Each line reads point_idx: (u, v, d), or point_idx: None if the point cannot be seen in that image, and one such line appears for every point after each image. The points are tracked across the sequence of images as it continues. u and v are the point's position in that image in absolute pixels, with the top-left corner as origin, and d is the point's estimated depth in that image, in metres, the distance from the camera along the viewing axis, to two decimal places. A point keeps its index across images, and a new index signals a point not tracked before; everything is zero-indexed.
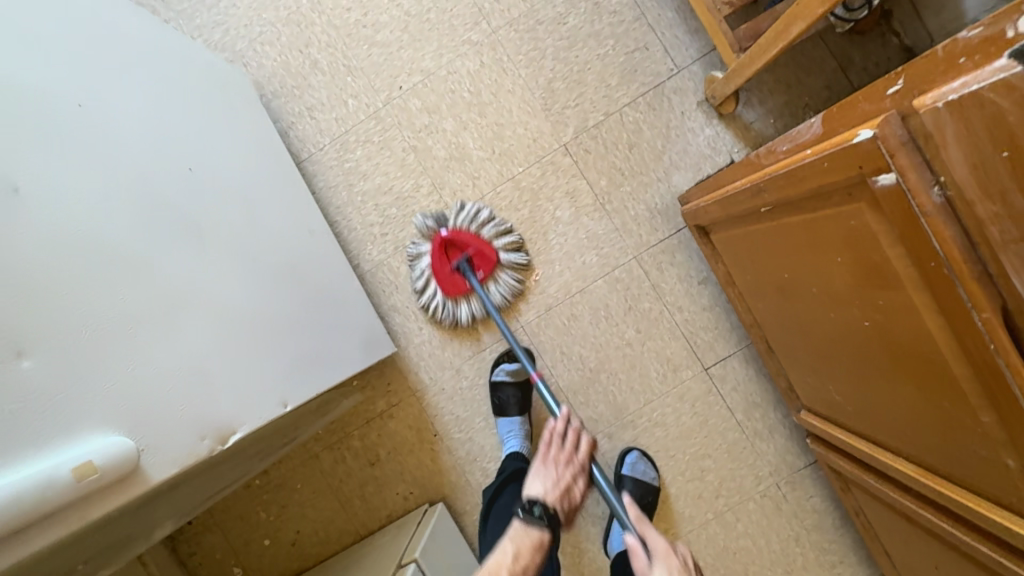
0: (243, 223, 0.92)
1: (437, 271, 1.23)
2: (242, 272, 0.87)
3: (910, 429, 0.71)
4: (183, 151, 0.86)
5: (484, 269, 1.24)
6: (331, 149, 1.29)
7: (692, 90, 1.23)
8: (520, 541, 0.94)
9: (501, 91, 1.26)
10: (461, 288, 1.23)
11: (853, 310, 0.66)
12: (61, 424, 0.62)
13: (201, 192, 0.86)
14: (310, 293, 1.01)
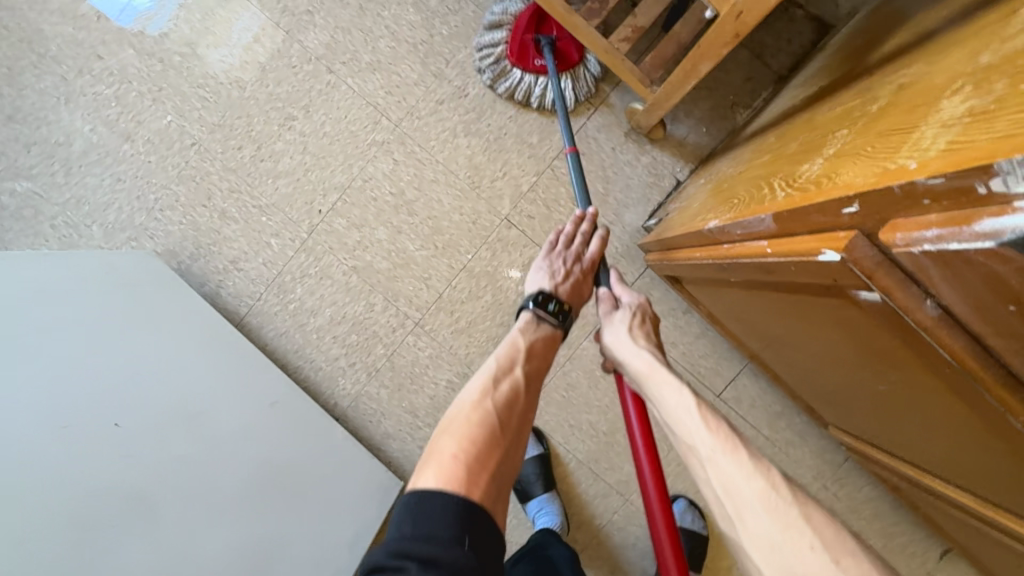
0: (197, 452, 0.86)
1: (522, 50, 1.13)
2: (211, 519, 0.83)
3: (956, 469, 0.65)
4: (101, 408, 0.78)
5: (564, 55, 1.13)
6: (270, 295, 1.21)
7: (616, 123, 1.17)
8: (531, 336, 0.79)
9: (424, 183, 1.19)
10: (533, 60, 1.13)
11: (863, 375, 0.60)
12: None
13: (139, 452, 0.79)
14: (290, 484, 0.95)
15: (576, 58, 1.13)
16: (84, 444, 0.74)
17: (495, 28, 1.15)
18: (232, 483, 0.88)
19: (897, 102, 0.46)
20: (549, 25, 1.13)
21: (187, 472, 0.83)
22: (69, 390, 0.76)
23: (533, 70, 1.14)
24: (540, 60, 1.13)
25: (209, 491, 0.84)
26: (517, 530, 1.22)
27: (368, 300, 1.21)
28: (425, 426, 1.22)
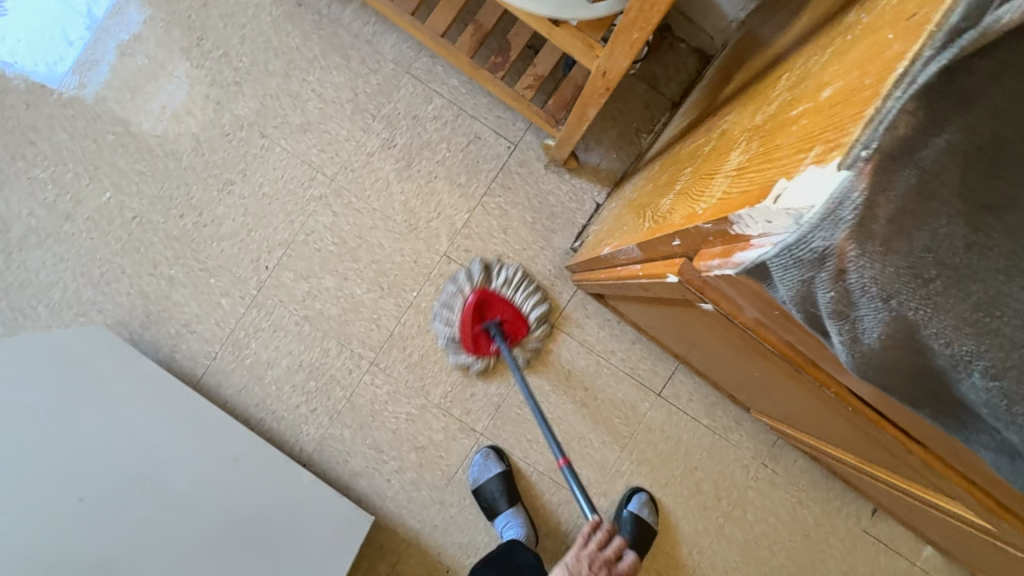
0: (162, 517, 0.90)
1: (466, 331, 1.22)
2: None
3: (834, 435, 0.76)
4: (57, 488, 0.84)
5: (513, 336, 1.26)
6: (225, 353, 1.25)
7: (535, 157, 1.28)
8: None
9: (365, 230, 1.27)
10: (487, 349, 1.25)
11: (742, 366, 0.71)
12: None
13: (93, 529, 0.84)
14: (255, 535, 0.97)
15: (522, 334, 1.26)
16: (42, 529, 0.80)
17: (456, 294, 1.24)
18: (202, 540, 0.92)
19: (718, 147, 0.58)
20: (492, 308, 1.24)
21: (153, 539, 0.88)
22: (26, 480, 0.82)
23: (489, 355, 1.26)
24: (493, 346, 1.24)
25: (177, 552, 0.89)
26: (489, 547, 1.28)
27: (323, 346, 1.26)
28: (391, 460, 1.27)
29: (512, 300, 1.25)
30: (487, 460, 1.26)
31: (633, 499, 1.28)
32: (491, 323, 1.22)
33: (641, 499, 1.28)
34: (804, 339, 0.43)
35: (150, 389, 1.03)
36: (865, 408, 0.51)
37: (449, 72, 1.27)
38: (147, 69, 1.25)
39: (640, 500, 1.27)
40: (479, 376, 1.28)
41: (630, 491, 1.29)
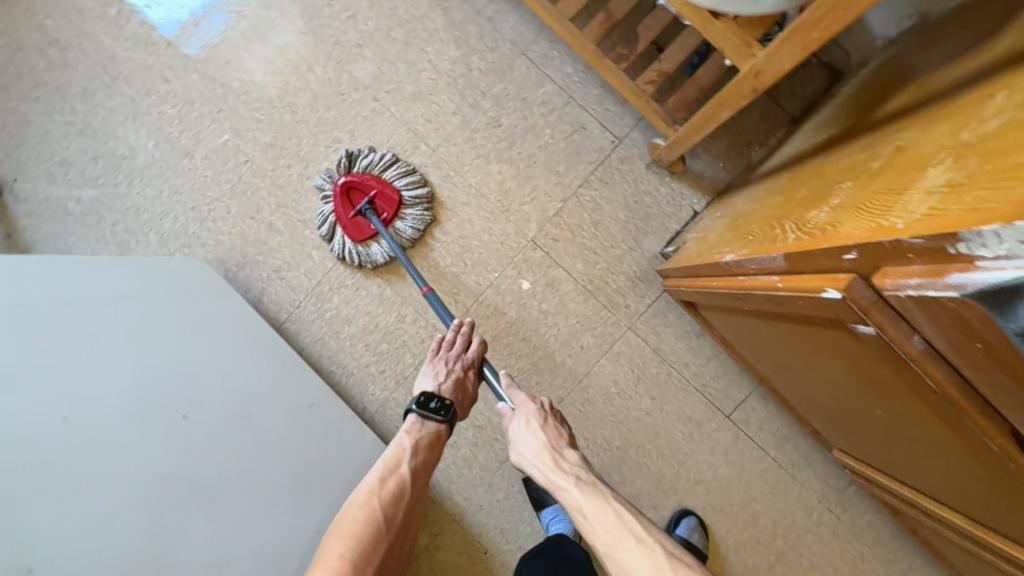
0: (256, 446, 0.93)
1: (342, 216, 1.24)
2: (262, 511, 0.89)
3: (948, 492, 0.71)
4: (174, 402, 0.86)
5: (388, 210, 1.24)
6: (308, 303, 1.29)
7: (638, 156, 1.25)
8: (416, 434, 0.91)
9: (457, 205, 1.28)
10: (366, 232, 1.24)
11: (862, 401, 0.67)
12: None
13: (200, 443, 0.86)
14: (329, 480, 1.00)
15: (391, 212, 1.25)
16: (159, 435, 0.82)
17: (324, 193, 1.26)
18: (290, 474, 0.95)
19: (895, 162, 0.54)
20: (360, 191, 1.24)
21: (250, 464, 0.91)
22: (150, 383, 0.85)
23: (371, 237, 1.24)
24: (371, 226, 1.23)
25: (268, 482, 0.92)
26: (530, 538, 1.28)
27: (400, 311, 1.29)
28: None
29: (386, 179, 1.25)
30: None
31: (682, 521, 1.23)
32: (363, 203, 1.21)
33: (693, 522, 1.23)
34: (996, 381, 0.40)
35: (243, 328, 1.08)
36: None
37: (565, 59, 1.26)
38: (278, 23, 1.30)
39: (690, 524, 1.23)
40: (377, 262, 1.25)
41: (679, 512, 1.25)
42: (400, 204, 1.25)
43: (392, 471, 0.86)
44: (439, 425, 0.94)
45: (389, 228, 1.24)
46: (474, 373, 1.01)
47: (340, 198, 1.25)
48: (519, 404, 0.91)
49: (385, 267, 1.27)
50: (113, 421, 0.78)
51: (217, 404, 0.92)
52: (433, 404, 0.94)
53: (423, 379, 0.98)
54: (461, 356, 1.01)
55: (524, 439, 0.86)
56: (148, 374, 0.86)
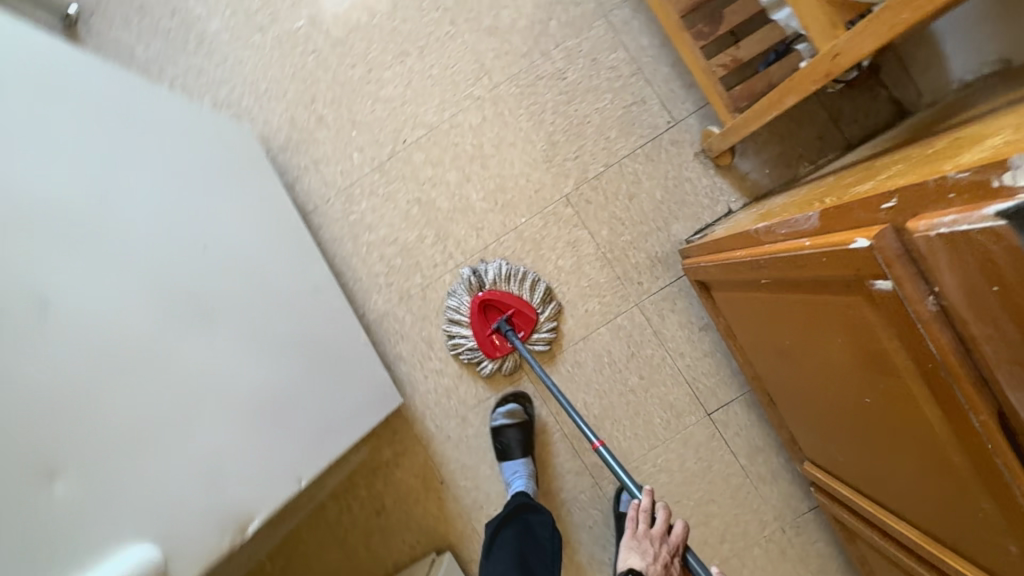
0: (259, 302, 0.94)
1: (478, 333, 1.25)
2: (255, 350, 0.90)
3: (912, 499, 0.72)
4: (200, 226, 0.89)
5: (525, 329, 1.26)
6: (337, 202, 1.32)
7: (689, 142, 1.26)
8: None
9: (503, 145, 1.29)
10: (501, 349, 1.26)
11: (853, 387, 0.68)
12: (83, 547, 0.66)
13: (213, 270, 0.88)
14: (316, 352, 1.02)
15: (526, 330, 1.26)
16: (176, 245, 0.84)
17: (455, 307, 1.27)
18: (279, 338, 0.96)
19: (950, 146, 0.55)
20: (498, 306, 1.25)
21: (250, 314, 0.91)
22: (183, 200, 0.88)
23: (504, 353, 1.27)
24: (507, 344, 1.25)
25: (260, 335, 0.92)
26: (488, 479, 1.30)
27: (421, 232, 1.31)
28: (436, 360, 1.31)
29: (518, 296, 1.25)
30: (500, 416, 1.26)
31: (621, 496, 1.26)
32: (501, 321, 1.23)
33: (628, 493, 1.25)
34: (1001, 337, 0.41)
35: (275, 198, 1.11)
36: (1010, 450, 0.48)
37: (644, 30, 1.27)
38: None
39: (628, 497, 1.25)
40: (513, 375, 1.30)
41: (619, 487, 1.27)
42: (535, 325, 1.26)
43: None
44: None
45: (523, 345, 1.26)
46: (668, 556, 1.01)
47: (476, 313, 1.26)
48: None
49: (506, 375, 1.29)
50: (145, 216, 0.81)
51: (238, 252, 0.94)
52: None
53: (625, 557, 1.00)
54: (653, 543, 1.01)
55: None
56: (183, 191, 0.89)
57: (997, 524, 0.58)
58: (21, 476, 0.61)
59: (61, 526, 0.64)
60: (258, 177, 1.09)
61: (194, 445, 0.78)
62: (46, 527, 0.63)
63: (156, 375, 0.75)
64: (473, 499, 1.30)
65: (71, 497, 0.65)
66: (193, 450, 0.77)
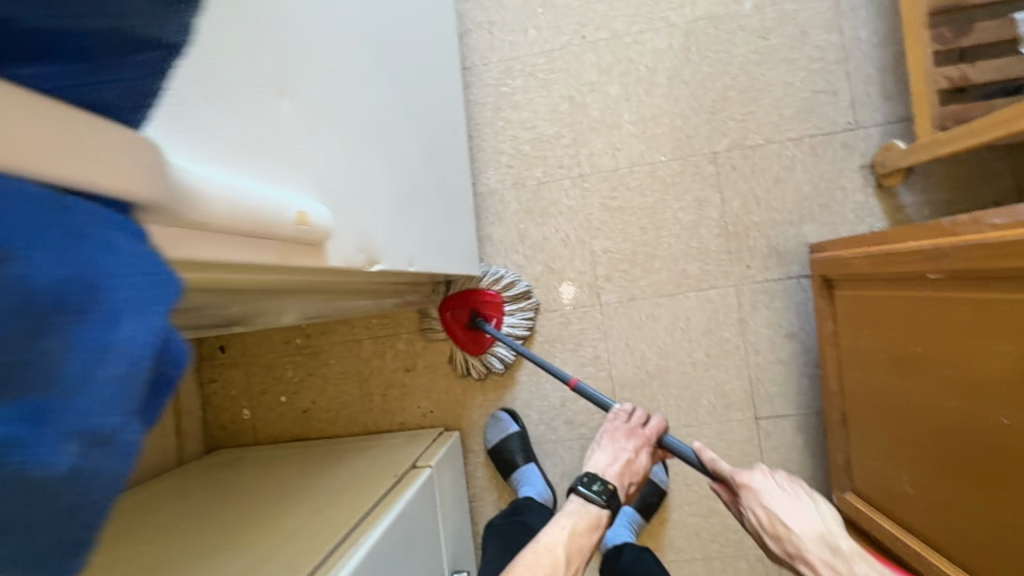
0: (422, 102, 0.89)
1: (460, 340, 1.27)
2: (419, 129, 0.84)
3: (987, 543, 0.69)
4: None
5: (495, 316, 1.26)
6: (494, 69, 1.30)
7: (861, 151, 1.20)
8: (577, 517, 0.89)
9: (675, 78, 1.25)
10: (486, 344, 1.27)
11: (990, 404, 0.66)
12: (266, 160, 0.44)
13: (405, 32, 0.83)
14: (445, 177, 0.99)
15: (494, 315, 1.26)
16: None
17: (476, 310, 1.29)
18: (427, 145, 0.90)
19: None
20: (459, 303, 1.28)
21: (416, 103, 0.85)
22: None
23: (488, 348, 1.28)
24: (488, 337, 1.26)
25: (418, 128, 0.85)
26: (520, 385, 1.31)
27: (561, 130, 1.29)
28: (521, 255, 1.30)
29: (480, 287, 1.26)
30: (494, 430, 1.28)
31: None
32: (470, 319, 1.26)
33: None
34: None
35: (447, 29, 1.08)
36: None
37: (867, 23, 1.20)
38: None
39: None
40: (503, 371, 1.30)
41: None
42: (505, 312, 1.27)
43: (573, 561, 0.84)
44: (600, 511, 0.92)
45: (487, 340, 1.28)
46: (645, 444, 0.99)
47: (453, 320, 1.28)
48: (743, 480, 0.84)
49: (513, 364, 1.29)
50: None
51: (420, 51, 0.91)
52: (597, 486, 0.93)
53: (596, 457, 0.99)
54: (634, 448, 0.98)
55: (808, 512, 0.79)
56: None
57: None
58: (258, 68, 0.44)
59: (266, 139, 0.44)
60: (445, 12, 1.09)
61: (389, 161, 0.69)
62: (250, 119, 0.43)
63: (375, 73, 0.68)
64: (499, 397, 1.31)
65: (295, 125, 0.48)
66: (388, 163, 0.69)
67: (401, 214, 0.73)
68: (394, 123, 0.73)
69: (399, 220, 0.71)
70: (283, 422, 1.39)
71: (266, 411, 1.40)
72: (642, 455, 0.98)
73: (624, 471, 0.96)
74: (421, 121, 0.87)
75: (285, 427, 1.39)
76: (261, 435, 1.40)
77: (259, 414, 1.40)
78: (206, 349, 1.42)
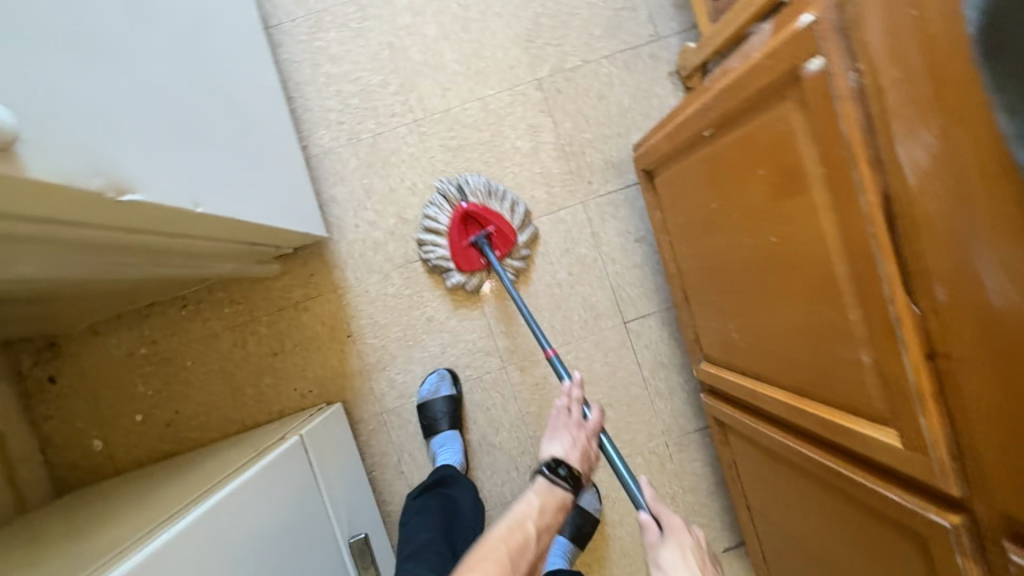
0: (194, 45, 0.82)
1: (453, 242, 1.22)
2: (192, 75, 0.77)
3: (784, 353, 0.76)
4: None
5: (501, 248, 1.24)
6: (303, 23, 1.24)
7: (666, 59, 1.29)
8: (546, 498, 0.85)
9: (488, 11, 1.27)
10: (476, 262, 1.23)
11: (764, 228, 0.72)
12: None
13: None
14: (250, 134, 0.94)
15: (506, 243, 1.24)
16: None
17: (372, 319, 1.26)
18: (205, 86, 0.82)
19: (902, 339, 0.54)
20: (479, 221, 1.23)
21: (183, 42, 0.79)
22: None
23: (479, 268, 1.24)
24: (483, 259, 1.23)
25: (187, 70, 0.79)
26: (396, 342, 1.27)
27: (385, 78, 1.26)
28: (371, 210, 1.26)
29: (506, 216, 1.23)
30: (428, 389, 1.24)
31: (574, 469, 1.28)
32: (479, 235, 1.21)
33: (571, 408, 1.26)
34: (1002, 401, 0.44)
35: None
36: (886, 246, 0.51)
37: None
38: None
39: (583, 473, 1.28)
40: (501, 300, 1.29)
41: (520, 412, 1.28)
42: (513, 248, 1.25)
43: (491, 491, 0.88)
44: (565, 493, 0.88)
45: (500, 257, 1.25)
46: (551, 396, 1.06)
47: (456, 224, 1.22)
48: (672, 531, 0.75)
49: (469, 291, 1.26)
50: None
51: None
52: (563, 470, 0.88)
53: (546, 446, 0.93)
54: (581, 438, 0.94)
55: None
56: None
57: (855, 338, 0.60)
58: None
59: None
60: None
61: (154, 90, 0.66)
62: None
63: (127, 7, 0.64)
64: (377, 358, 1.27)
65: None
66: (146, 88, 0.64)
67: (164, 146, 0.66)
68: (139, 51, 0.66)
69: (172, 152, 0.66)
70: (146, 443, 1.25)
71: (122, 437, 1.25)
72: (592, 445, 0.94)
73: (582, 456, 0.92)
74: (194, 63, 0.80)
75: (149, 448, 1.25)
76: (120, 466, 1.25)
77: (115, 441, 1.25)
78: (32, 385, 1.24)
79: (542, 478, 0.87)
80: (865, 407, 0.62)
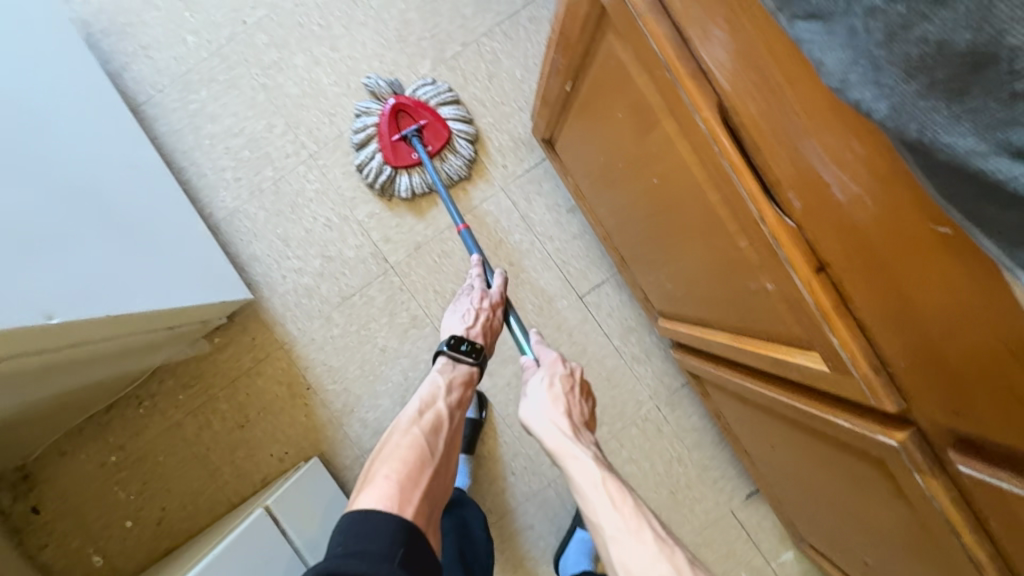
0: (38, 148, 0.79)
1: (382, 132, 1.16)
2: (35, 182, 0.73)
3: (710, 296, 0.70)
4: None
5: (435, 141, 1.17)
6: (172, 90, 1.20)
7: (546, 19, 1.22)
8: (449, 375, 0.87)
9: (353, 23, 1.21)
10: (406, 158, 1.17)
11: (645, 172, 0.65)
12: None
13: None
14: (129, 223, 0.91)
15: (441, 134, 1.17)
16: None
17: (327, 365, 1.23)
18: (56, 188, 0.79)
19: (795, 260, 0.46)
20: (412, 114, 1.17)
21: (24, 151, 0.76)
22: None
23: (409, 166, 1.18)
24: (414, 154, 1.17)
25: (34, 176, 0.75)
26: (357, 382, 1.23)
27: (270, 121, 1.21)
28: (294, 257, 1.22)
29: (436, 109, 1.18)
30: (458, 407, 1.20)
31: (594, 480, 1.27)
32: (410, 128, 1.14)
33: None
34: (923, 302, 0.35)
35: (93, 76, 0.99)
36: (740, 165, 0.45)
37: None
38: None
39: None
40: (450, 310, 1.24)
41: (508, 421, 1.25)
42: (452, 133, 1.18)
43: (430, 404, 0.81)
44: (469, 368, 0.90)
45: (434, 155, 1.18)
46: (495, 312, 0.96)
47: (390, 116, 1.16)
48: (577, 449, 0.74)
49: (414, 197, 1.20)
50: None
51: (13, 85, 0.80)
52: (464, 345, 0.89)
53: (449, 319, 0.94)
54: (488, 307, 0.95)
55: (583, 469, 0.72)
56: None
57: (754, 266, 0.54)
58: None
59: None
60: (55, 33, 0.95)
61: None
62: None
63: None
64: (344, 402, 1.23)
65: None
66: None
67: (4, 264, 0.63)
68: None
69: (10, 271, 0.63)
70: (143, 547, 1.23)
71: (119, 547, 1.23)
72: (497, 314, 0.96)
73: (486, 329, 0.93)
74: (37, 168, 0.76)
75: (148, 550, 1.23)
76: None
77: (113, 553, 1.23)
78: (17, 519, 1.22)
79: (443, 358, 0.89)
80: (789, 336, 0.56)
